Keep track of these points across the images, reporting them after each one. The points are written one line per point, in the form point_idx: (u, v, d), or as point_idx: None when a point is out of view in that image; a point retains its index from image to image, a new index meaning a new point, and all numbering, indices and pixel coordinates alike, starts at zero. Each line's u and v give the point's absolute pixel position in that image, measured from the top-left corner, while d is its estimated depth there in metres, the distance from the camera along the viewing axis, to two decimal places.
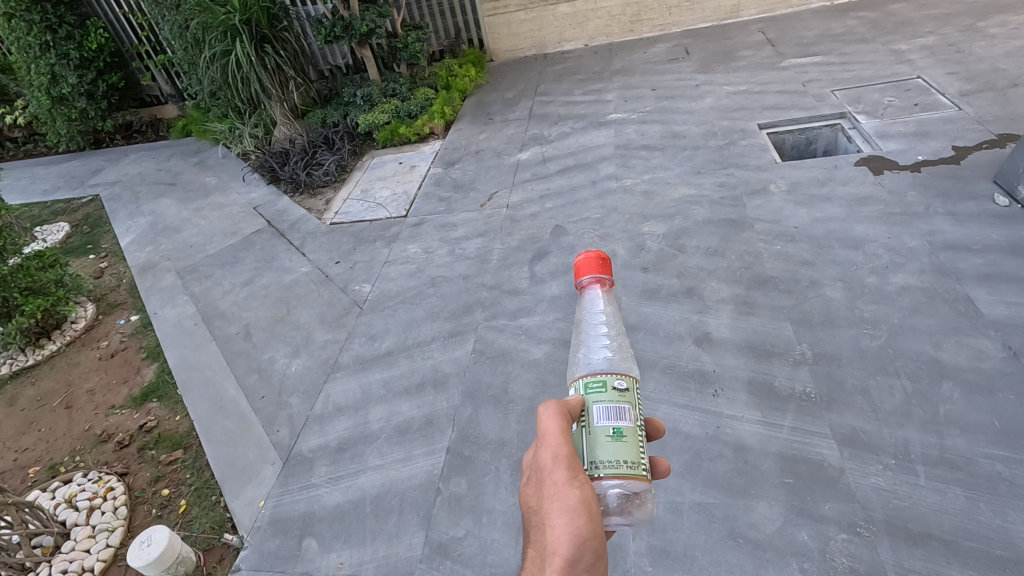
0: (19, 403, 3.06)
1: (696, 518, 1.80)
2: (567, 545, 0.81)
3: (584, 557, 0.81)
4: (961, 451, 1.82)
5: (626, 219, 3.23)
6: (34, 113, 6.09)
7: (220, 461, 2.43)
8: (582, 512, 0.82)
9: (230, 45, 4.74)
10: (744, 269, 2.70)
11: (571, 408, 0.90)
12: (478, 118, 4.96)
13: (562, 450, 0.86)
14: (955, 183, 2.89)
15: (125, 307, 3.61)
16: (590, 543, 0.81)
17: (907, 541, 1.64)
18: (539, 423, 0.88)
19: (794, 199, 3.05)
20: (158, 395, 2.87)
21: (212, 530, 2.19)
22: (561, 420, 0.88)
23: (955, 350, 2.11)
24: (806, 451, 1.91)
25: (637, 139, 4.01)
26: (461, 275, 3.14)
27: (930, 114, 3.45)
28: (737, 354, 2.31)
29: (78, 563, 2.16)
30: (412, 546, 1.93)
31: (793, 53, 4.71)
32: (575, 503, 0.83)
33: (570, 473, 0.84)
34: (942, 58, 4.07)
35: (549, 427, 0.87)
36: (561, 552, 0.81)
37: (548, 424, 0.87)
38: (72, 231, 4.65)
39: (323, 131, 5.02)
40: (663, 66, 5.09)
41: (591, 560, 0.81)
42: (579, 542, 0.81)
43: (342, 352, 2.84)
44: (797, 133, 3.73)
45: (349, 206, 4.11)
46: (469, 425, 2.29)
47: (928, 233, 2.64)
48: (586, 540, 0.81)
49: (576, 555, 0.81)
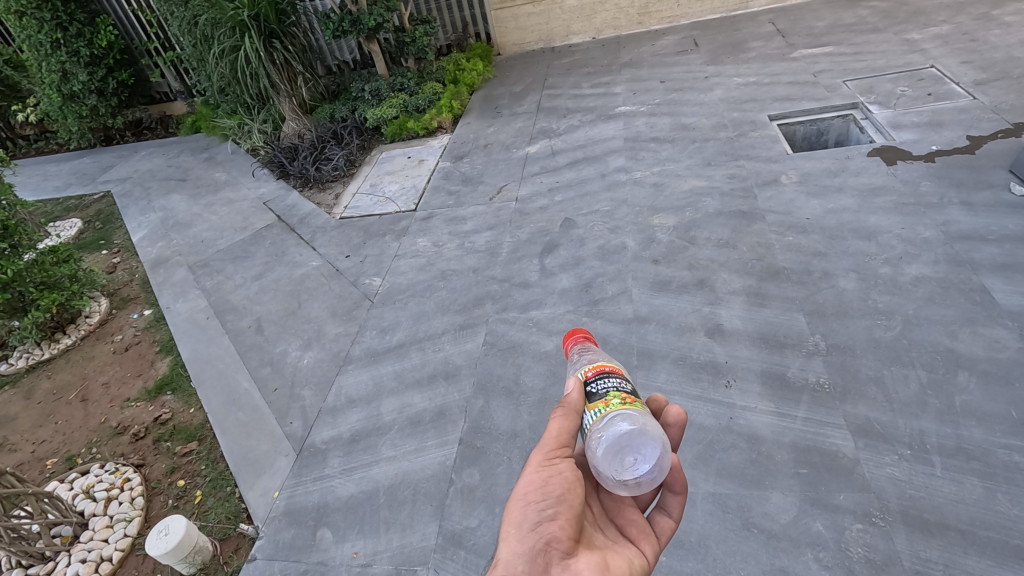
0: (35, 396, 3.10)
1: (710, 508, 1.80)
2: (518, 504, 1.04)
3: (527, 516, 1.01)
4: (977, 441, 1.81)
5: (636, 212, 3.22)
6: (45, 110, 6.14)
7: (234, 452, 2.45)
8: (538, 484, 1.05)
9: (239, 40, 4.75)
10: (756, 260, 2.69)
11: (571, 406, 1.13)
12: (486, 113, 4.95)
13: (547, 441, 1.10)
14: (970, 172, 2.86)
15: (138, 302, 3.64)
16: (534, 504, 1.02)
17: (923, 531, 1.63)
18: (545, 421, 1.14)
19: (806, 189, 3.03)
20: (172, 387, 2.90)
21: (228, 520, 2.21)
22: (562, 419, 1.11)
23: (971, 341, 2.09)
24: (820, 441, 1.91)
25: (647, 132, 3.98)
26: (471, 268, 3.14)
27: (943, 104, 3.41)
28: (749, 345, 2.30)
29: (97, 552, 2.19)
30: (426, 536, 1.94)
31: (803, 43, 4.67)
32: (535, 477, 1.06)
33: (543, 457, 1.09)
34: (956, 47, 4.02)
35: (549, 424, 1.12)
36: (514, 507, 1.04)
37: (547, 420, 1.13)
38: (85, 226, 4.70)
39: (331, 126, 5.05)
40: (672, 58, 5.05)
41: (532, 520, 1.01)
42: (527, 503, 1.03)
43: (354, 345, 2.86)
44: (808, 124, 3.70)
45: (358, 201, 4.12)
46: (481, 416, 2.29)
47: (943, 223, 2.61)
48: (531, 503, 1.03)
49: (520, 518, 1.01)
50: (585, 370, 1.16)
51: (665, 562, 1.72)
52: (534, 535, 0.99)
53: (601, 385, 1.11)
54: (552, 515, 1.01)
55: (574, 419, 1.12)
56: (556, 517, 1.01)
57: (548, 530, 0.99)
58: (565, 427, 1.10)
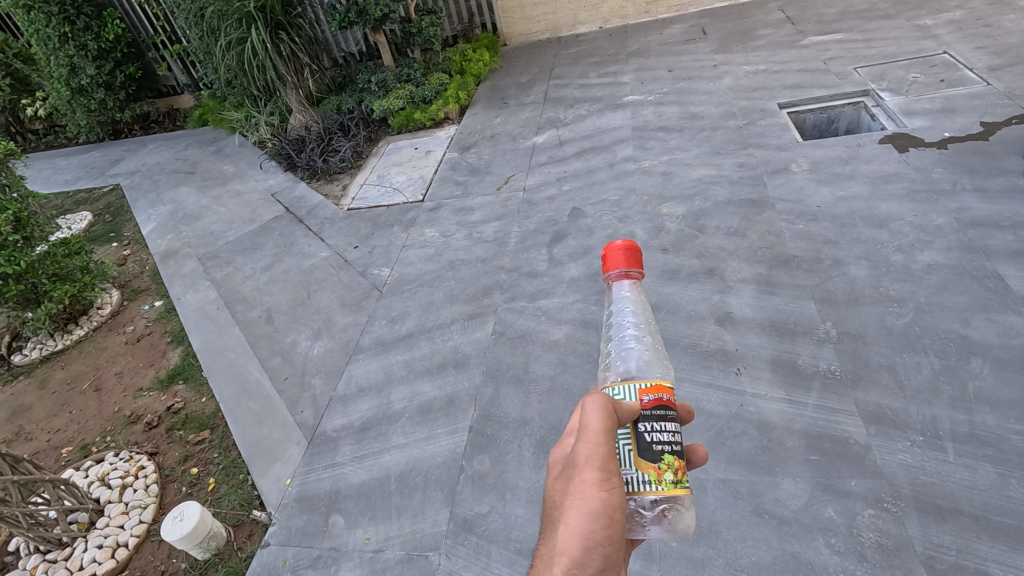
0: (50, 385, 3.14)
1: (721, 494, 1.80)
2: (580, 547, 0.84)
3: (590, 562, 0.84)
4: (991, 427, 1.80)
5: (644, 201, 3.20)
6: (54, 104, 6.19)
7: (246, 440, 2.47)
8: (602, 518, 0.84)
9: (245, 32, 4.73)
10: (766, 249, 2.67)
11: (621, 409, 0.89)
12: (493, 103, 4.93)
13: (599, 453, 0.86)
14: (983, 158, 2.82)
15: (149, 293, 3.67)
16: (603, 550, 0.84)
17: (936, 517, 1.63)
18: (584, 416, 0.87)
19: (817, 177, 3.00)
20: (184, 377, 2.93)
21: (241, 507, 2.24)
22: (606, 417, 0.87)
23: (984, 327, 2.08)
24: (831, 428, 1.90)
25: (655, 121, 3.96)
26: (479, 258, 3.14)
27: (957, 90, 3.37)
28: (760, 333, 2.29)
29: (113, 538, 2.22)
30: (437, 522, 1.95)
31: (814, 30, 4.61)
32: (596, 507, 0.85)
33: (598, 477, 0.85)
34: (971, 33, 3.96)
35: (593, 423, 0.87)
36: (574, 550, 0.84)
37: (590, 419, 0.86)
38: (95, 219, 4.74)
39: (338, 118, 5.05)
40: (680, 47, 5.01)
41: (597, 566, 0.84)
42: (589, 546, 0.84)
43: (364, 334, 2.87)
44: (818, 112, 3.66)
45: (366, 192, 4.12)
46: (491, 404, 2.30)
47: (956, 210, 2.59)
48: (597, 547, 0.84)
49: (582, 560, 0.83)
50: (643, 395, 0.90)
51: (677, 548, 1.73)
52: None
53: (661, 440, 0.87)
54: (614, 561, 0.86)
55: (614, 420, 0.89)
56: (616, 563, 0.86)
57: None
58: (611, 428, 0.87)
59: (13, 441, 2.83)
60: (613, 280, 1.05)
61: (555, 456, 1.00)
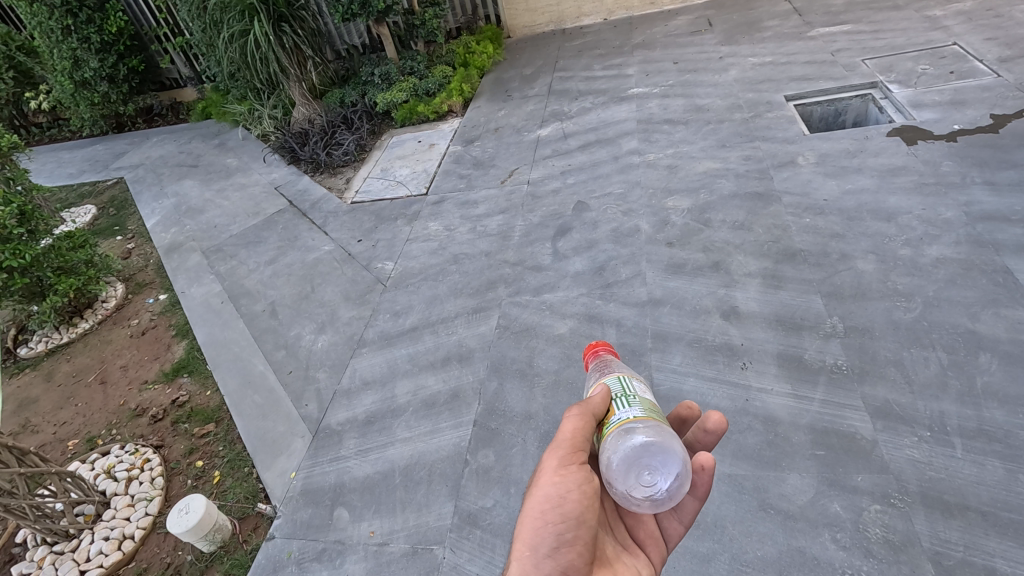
0: (56, 378, 3.15)
1: (726, 489, 1.80)
2: (535, 524, 0.99)
3: (543, 540, 0.98)
4: (999, 422, 1.78)
5: (650, 194, 3.18)
6: (58, 98, 6.18)
7: (251, 433, 2.48)
8: (554, 500, 0.99)
9: (248, 24, 4.70)
10: (773, 243, 2.65)
11: (592, 410, 1.06)
12: (496, 96, 4.90)
13: (563, 446, 1.03)
14: (993, 151, 2.79)
15: (153, 287, 3.67)
16: (553, 528, 0.98)
17: (943, 513, 1.62)
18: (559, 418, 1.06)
19: (824, 170, 2.98)
20: (189, 370, 2.93)
21: (246, 499, 2.25)
22: (580, 419, 1.04)
23: (993, 322, 2.06)
24: (837, 423, 1.89)
25: (660, 114, 3.93)
26: (483, 252, 3.13)
27: (967, 81, 3.33)
28: (766, 328, 2.28)
29: (119, 530, 2.23)
30: (441, 516, 1.96)
31: (821, 22, 4.56)
32: (551, 492, 1.00)
33: (558, 466, 1.02)
34: (981, 24, 3.91)
35: (565, 424, 1.04)
36: (530, 528, 0.99)
37: (563, 418, 1.06)
38: (99, 213, 4.74)
39: (342, 111, 5.03)
40: (685, 39, 4.96)
41: (549, 546, 0.98)
42: (543, 526, 0.98)
43: (368, 328, 2.87)
44: (826, 105, 3.62)
45: (369, 185, 4.12)
46: (495, 398, 2.30)
47: (965, 204, 2.56)
48: (549, 526, 0.98)
49: (536, 541, 0.98)
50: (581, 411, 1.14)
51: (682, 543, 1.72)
52: (552, 559, 0.97)
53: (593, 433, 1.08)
54: (570, 541, 0.99)
55: (589, 423, 1.05)
56: (575, 543, 0.99)
57: (566, 557, 0.98)
58: (582, 430, 1.03)
59: (20, 433, 2.84)
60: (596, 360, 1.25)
61: None
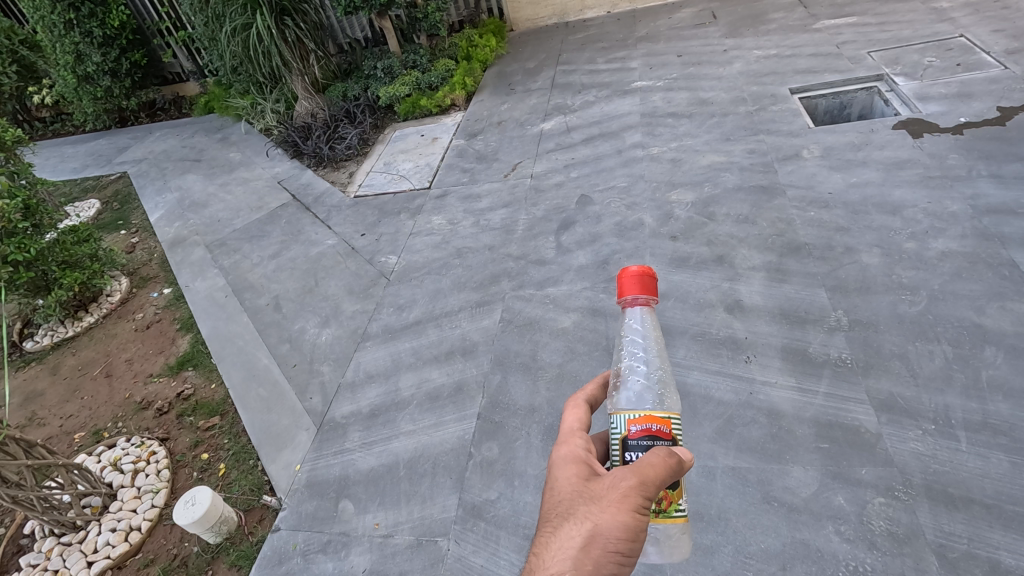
0: (61, 371, 3.17)
1: (730, 482, 1.80)
2: (603, 553, 0.84)
3: (604, 569, 0.84)
4: (1004, 416, 1.78)
5: (653, 188, 3.17)
6: (61, 92, 6.18)
7: (256, 427, 2.49)
8: (628, 533, 0.85)
9: (251, 18, 4.69)
10: (777, 236, 2.64)
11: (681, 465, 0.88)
12: (499, 89, 4.88)
13: (654, 484, 0.85)
14: (1000, 144, 2.77)
15: (158, 281, 3.68)
16: (621, 562, 0.85)
17: (948, 506, 1.62)
18: (656, 454, 0.86)
19: (829, 164, 2.96)
20: (193, 363, 2.94)
21: (251, 492, 2.26)
22: (675, 458, 0.87)
23: (999, 315, 2.05)
24: (842, 416, 1.89)
25: (664, 107, 3.91)
26: (487, 246, 3.13)
27: (973, 73, 3.30)
28: (770, 322, 2.27)
29: (126, 522, 2.25)
30: (446, 508, 1.97)
31: (827, 14, 4.53)
32: (627, 525, 0.85)
33: (640, 501, 0.85)
34: (988, 15, 3.88)
35: (660, 459, 0.86)
36: (596, 557, 0.83)
37: (660, 457, 0.86)
38: (103, 207, 4.75)
39: (344, 105, 5.02)
40: (689, 32, 4.93)
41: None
42: (611, 557, 0.84)
43: (371, 322, 2.88)
44: (830, 98, 3.60)
45: (372, 179, 4.11)
46: (499, 391, 2.31)
47: (971, 197, 2.55)
48: (616, 557, 0.84)
49: (601, 570, 0.83)
50: (634, 429, 0.89)
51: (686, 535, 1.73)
52: None
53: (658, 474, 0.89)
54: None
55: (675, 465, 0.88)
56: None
57: None
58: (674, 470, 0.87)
59: (26, 426, 2.86)
60: (627, 306, 0.98)
61: (560, 453, 0.98)
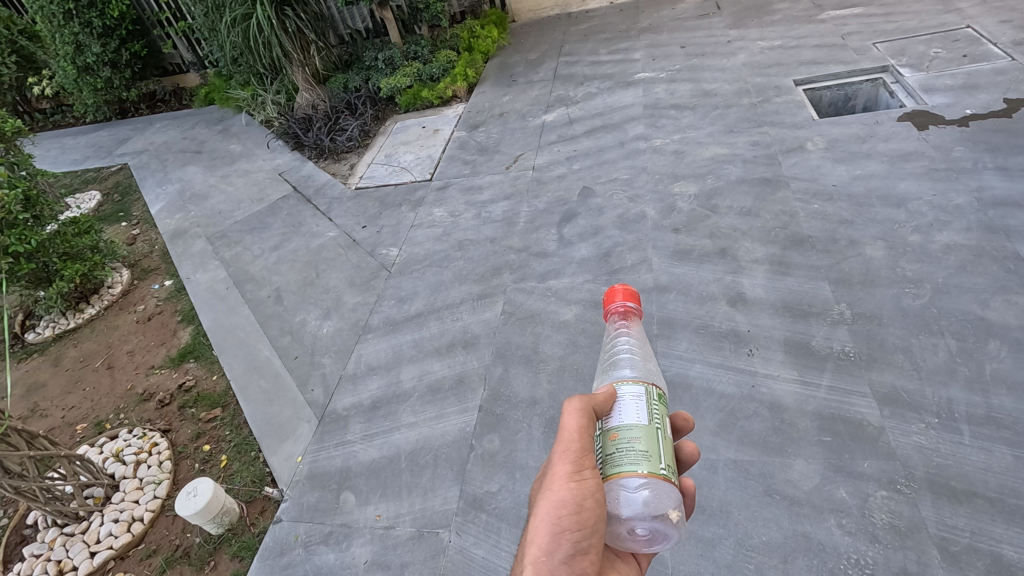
0: (63, 362, 3.17)
1: (732, 475, 1.79)
2: (549, 531, 0.91)
3: (558, 547, 0.90)
4: (1007, 409, 1.77)
5: (656, 180, 3.15)
6: (60, 84, 6.16)
7: (257, 419, 2.49)
8: (570, 506, 0.91)
9: (251, 8, 4.66)
10: (780, 229, 2.63)
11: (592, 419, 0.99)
12: (501, 80, 4.86)
13: (573, 448, 0.97)
14: (1007, 136, 2.75)
15: (158, 273, 3.68)
16: (569, 535, 0.90)
17: (950, 499, 1.61)
18: (559, 419, 0.99)
19: (833, 156, 2.94)
20: (195, 355, 2.94)
21: (253, 483, 2.26)
22: (582, 417, 0.98)
23: (1004, 309, 2.04)
24: (845, 410, 1.89)
25: (667, 99, 3.88)
26: (489, 238, 3.12)
27: (980, 65, 3.27)
28: (772, 314, 2.27)
29: (128, 513, 2.25)
30: (447, 500, 1.97)
31: (832, 4, 4.48)
32: (566, 496, 0.92)
33: (571, 470, 0.94)
34: (995, 6, 3.84)
35: (568, 423, 0.98)
36: (544, 532, 0.91)
37: (567, 420, 0.98)
38: (104, 199, 4.74)
39: (345, 96, 4.99)
40: (693, 22, 4.89)
41: (566, 554, 0.90)
42: (559, 531, 0.91)
43: (373, 314, 2.87)
44: (835, 89, 3.57)
45: (374, 171, 4.09)
46: (500, 384, 2.30)
47: (976, 189, 2.53)
48: (565, 533, 0.91)
49: (552, 546, 0.90)
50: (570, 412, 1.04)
51: (687, 528, 1.72)
52: (566, 568, 0.90)
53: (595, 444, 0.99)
54: (585, 549, 0.91)
55: (591, 423, 0.99)
56: (589, 551, 0.91)
57: (581, 566, 0.91)
58: (588, 428, 0.98)
59: (28, 417, 2.87)
60: (614, 319, 1.20)
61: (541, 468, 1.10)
